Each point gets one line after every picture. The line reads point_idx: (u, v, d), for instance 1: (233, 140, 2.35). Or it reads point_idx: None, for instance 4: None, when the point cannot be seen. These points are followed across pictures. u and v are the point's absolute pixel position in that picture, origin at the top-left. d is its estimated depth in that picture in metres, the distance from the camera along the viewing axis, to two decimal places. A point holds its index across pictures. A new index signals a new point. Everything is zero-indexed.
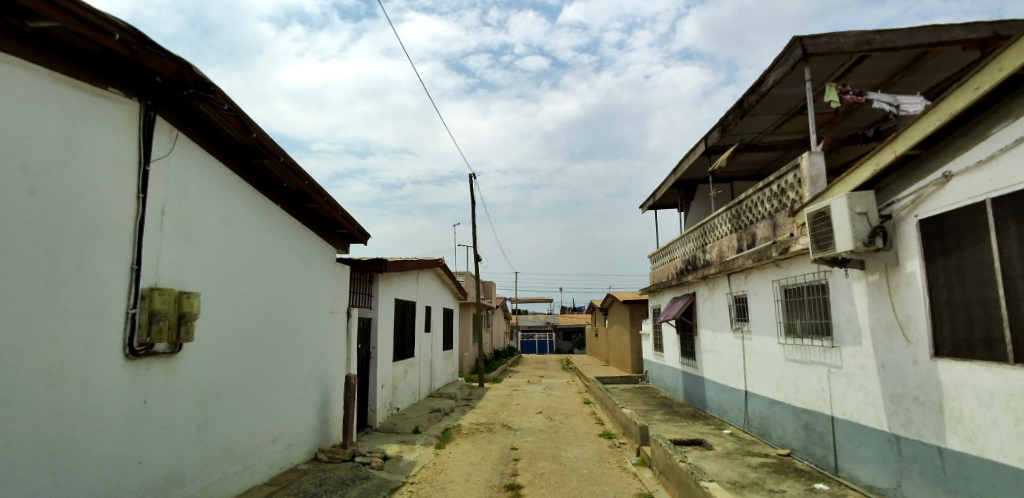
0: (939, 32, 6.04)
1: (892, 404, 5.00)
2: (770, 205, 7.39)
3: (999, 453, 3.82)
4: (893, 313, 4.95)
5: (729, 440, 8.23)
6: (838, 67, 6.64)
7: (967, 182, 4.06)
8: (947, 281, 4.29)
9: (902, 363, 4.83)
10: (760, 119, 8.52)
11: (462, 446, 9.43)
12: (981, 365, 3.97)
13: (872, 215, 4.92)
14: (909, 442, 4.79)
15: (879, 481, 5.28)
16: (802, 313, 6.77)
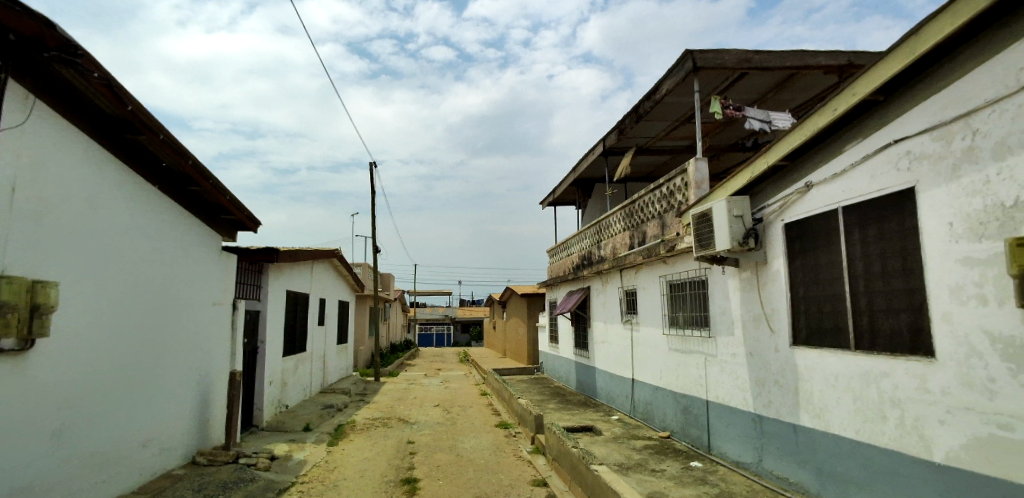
0: (805, 57, 6.84)
1: (757, 387, 5.64)
2: (659, 205, 7.96)
3: (839, 427, 4.47)
4: (760, 306, 5.57)
5: (616, 425, 8.78)
6: (723, 82, 7.29)
7: (824, 191, 4.65)
8: (805, 278, 4.92)
9: (766, 350, 5.46)
10: (654, 125, 9.12)
11: (356, 442, 9.14)
12: (828, 352, 4.60)
13: (746, 217, 5.50)
14: (769, 421, 5.43)
15: (744, 456, 5.92)
16: (684, 307, 7.39)
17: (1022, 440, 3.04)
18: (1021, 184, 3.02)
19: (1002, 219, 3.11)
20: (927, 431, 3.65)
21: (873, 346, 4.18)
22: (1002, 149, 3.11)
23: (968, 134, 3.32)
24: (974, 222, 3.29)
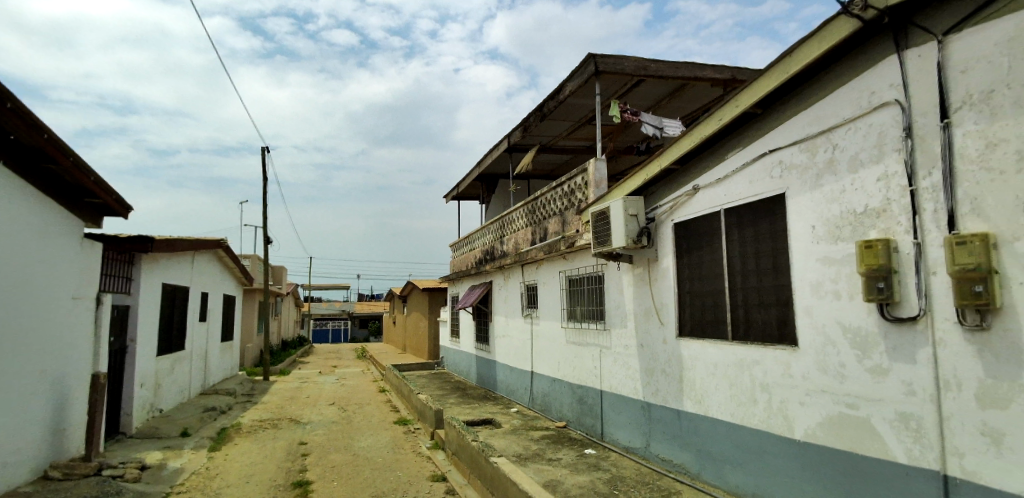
0: (695, 69, 7.34)
1: (646, 377, 5.99)
2: (560, 203, 8.18)
3: (717, 411, 4.86)
4: (651, 301, 5.91)
5: (515, 417, 8.94)
6: (622, 87, 7.63)
7: (708, 194, 5.02)
8: (690, 275, 5.29)
9: (655, 342, 5.82)
10: (557, 124, 9.34)
11: (241, 446, 8.44)
12: (709, 343, 4.98)
13: (640, 217, 5.80)
14: (656, 408, 5.79)
15: (633, 442, 6.26)
16: (582, 301, 7.66)
17: (864, 417, 3.50)
18: (869, 194, 3.45)
19: (854, 224, 3.55)
20: (789, 412, 4.08)
21: (746, 336, 4.59)
22: (856, 162, 3.54)
23: (829, 148, 3.73)
24: (832, 226, 3.71)
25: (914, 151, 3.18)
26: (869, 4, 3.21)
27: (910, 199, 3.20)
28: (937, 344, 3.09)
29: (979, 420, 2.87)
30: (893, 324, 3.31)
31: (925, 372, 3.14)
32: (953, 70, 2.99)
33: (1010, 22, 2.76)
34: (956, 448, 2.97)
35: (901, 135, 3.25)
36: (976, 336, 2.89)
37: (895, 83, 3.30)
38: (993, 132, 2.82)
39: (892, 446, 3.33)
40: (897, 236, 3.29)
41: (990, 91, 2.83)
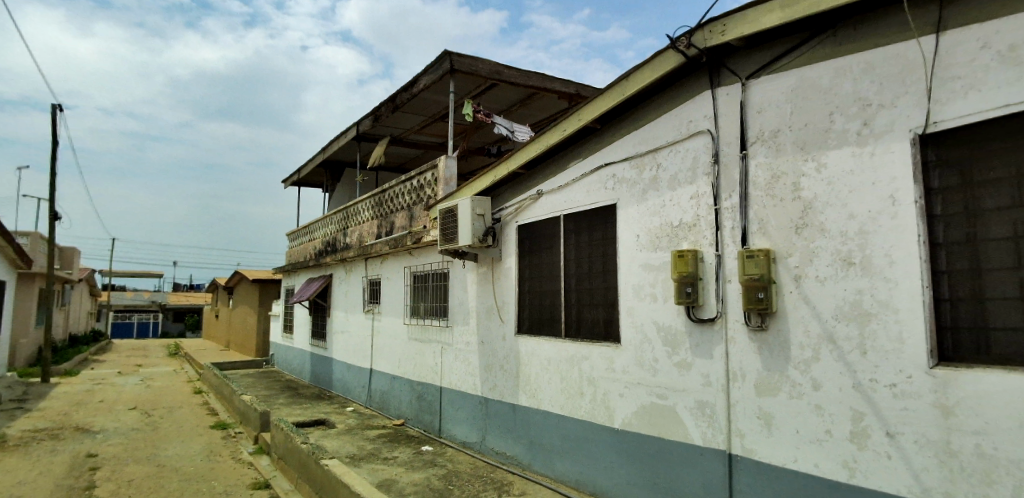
0: (544, 80, 7.70)
1: (485, 373, 6.13)
2: (408, 197, 7.99)
3: (548, 404, 5.15)
4: (493, 299, 6.06)
5: (350, 416, 8.52)
6: (475, 87, 7.70)
7: (550, 200, 5.28)
8: (530, 275, 5.53)
9: (495, 339, 5.98)
10: (409, 117, 9.12)
11: (1, 463, 6.79)
12: (544, 340, 5.25)
13: (487, 217, 5.92)
14: (493, 402, 5.95)
15: (469, 437, 6.36)
16: (425, 297, 7.58)
17: (670, 406, 3.99)
18: (683, 210, 3.93)
19: (670, 236, 4.01)
20: (611, 403, 4.48)
21: (577, 333, 4.93)
22: (675, 181, 4.00)
23: (654, 167, 4.16)
24: (653, 236, 4.15)
25: (719, 176, 3.70)
26: (692, 43, 3.62)
27: (714, 217, 3.72)
28: (729, 341, 3.64)
29: (757, 405, 3.48)
30: (697, 325, 3.81)
31: (719, 365, 3.69)
32: (751, 110, 3.54)
33: (793, 76, 3.35)
34: (739, 430, 3.57)
35: (710, 161, 3.76)
36: (757, 335, 3.49)
37: (708, 115, 3.80)
38: (777, 165, 3.40)
39: (691, 430, 3.85)
40: (703, 248, 3.79)
41: (777, 131, 3.41)
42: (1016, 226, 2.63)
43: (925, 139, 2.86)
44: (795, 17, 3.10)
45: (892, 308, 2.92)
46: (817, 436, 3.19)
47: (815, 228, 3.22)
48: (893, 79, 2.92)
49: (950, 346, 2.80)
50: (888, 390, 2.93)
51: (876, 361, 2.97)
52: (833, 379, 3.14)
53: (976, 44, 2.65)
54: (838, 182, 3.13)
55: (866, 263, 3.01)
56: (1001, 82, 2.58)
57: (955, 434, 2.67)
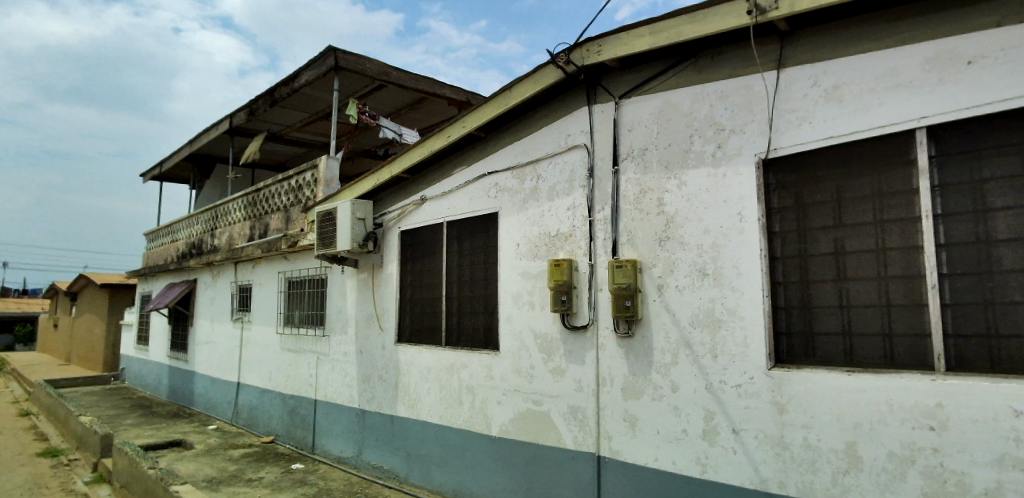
0: (434, 85, 7.62)
1: (362, 384, 5.86)
2: (285, 198, 7.47)
3: (427, 414, 5.03)
4: (372, 307, 5.83)
5: (212, 435, 7.73)
6: (362, 87, 7.43)
7: (433, 206, 5.20)
8: (412, 282, 5.40)
9: (374, 348, 5.74)
10: (289, 113, 8.56)
11: None
12: (424, 348, 5.13)
13: (368, 221, 5.72)
14: (370, 414, 5.70)
15: (345, 452, 6.04)
16: (301, 304, 7.11)
17: (545, 411, 4.08)
18: (560, 220, 4.05)
19: (548, 245, 4.11)
20: (488, 411, 4.48)
21: (457, 342, 4.88)
22: (553, 192, 4.11)
23: (534, 177, 4.25)
24: (531, 245, 4.23)
25: (593, 189, 3.87)
26: (571, 60, 3.75)
27: (588, 228, 3.87)
28: (599, 348, 3.79)
29: (623, 408, 3.66)
30: (570, 332, 3.94)
31: (590, 371, 3.83)
32: (623, 128, 3.75)
33: (660, 99, 3.60)
34: (607, 432, 3.73)
35: (585, 175, 3.91)
36: (624, 341, 3.67)
37: (584, 130, 3.96)
38: (644, 181, 3.62)
39: (563, 435, 3.96)
40: (577, 258, 3.93)
41: (645, 149, 3.64)
42: (835, 242, 3.02)
43: (767, 163, 3.21)
44: (662, 44, 3.33)
45: (738, 315, 3.22)
46: (675, 435, 3.44)
47: (676, 241, 3.47)
48: (743, 107, 3.24)
49: (785, 349, 3.16)
50: (734, 390, 3.22)
51: (725, 364, 3.26)
52: (689, 381, 3.39)
53: (809, 82, 3.02)
54: (695, 200, 3.39)
55: (717, 274, 3.29)
56: (826, 118, 2.96)
57: (787, 428, 3.03)
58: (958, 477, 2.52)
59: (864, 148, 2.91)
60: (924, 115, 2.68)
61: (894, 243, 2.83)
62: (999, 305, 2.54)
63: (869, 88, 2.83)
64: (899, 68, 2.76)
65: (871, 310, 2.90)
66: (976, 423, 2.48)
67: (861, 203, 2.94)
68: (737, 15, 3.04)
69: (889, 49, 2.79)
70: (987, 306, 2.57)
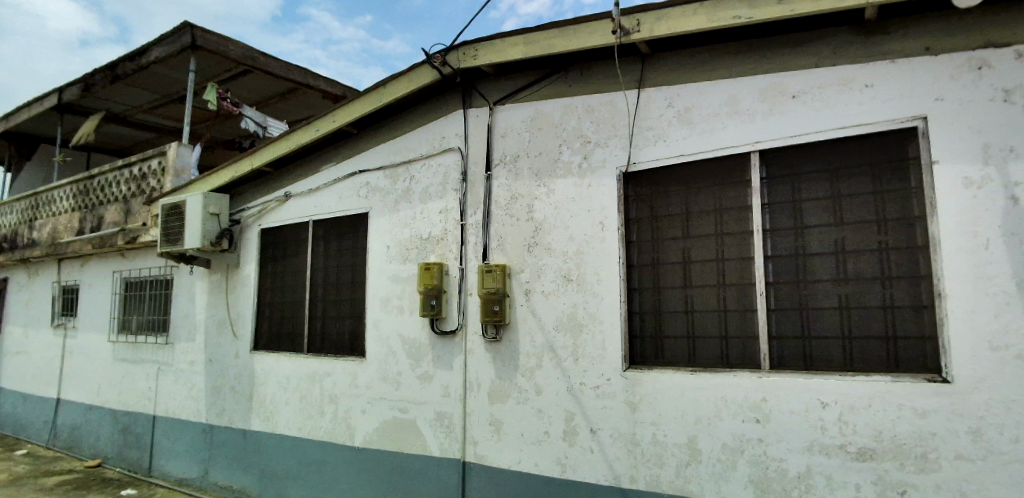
0: (308, 76, 7.20)
1: (211, 396, 5.30)
2: (125, 188, 6.57)
3: (284, 427, 4.67)
4: (225, 311, 5.30)
5: (18, 462, 6.53)
6: (224, 71, 6.79)
7: (298, 204, 4.87)
8: (272, 285, 5.00)
9: (226, 356, 5.22)
10: (135, 93, 7.58)
11: None
12: (283, 356, 4.76)
13: (222, 217, 5.20)
14: (220, 430, 5.16)
15: (188, 473, 5.41)
16: (141, 309, 6.27)
17: (412, 418, 3.98)
18: (432, 223, 3.99)
19: (418, 248, 4.03)
20: (352, 420, 4.26)
21: (321, 348, 4.60)
22: (425, 194, 4.04)
23: (407, 178, 4.15)
24: (402, 248, 4.12)
25: (466, 193, 3.86)
26: (446, 62, 3.70)
27: (459, 232, 3.85)
28: (467, 353, 3.78)
29: (489, 413, 3.68)
30: (439, 337, 3.89)
31: (457, 376, 3.80)
32: (496, 134, 3.79)
33: (532, 108, 3.68)
34: (473, 437, 3.72)
35: (458, 178, 3.89)
36: (492, 345, 3.69)
37: (458, 133, 3.94)
38: (515, 187, 3.68)
39: (430, 442, 3.89)
40: (448, 262, 3.90)
41: (516, 156, 3.70)
42: (683, 252, 3.28)
43: (626, 176, 3.40)
44: (535, 55, 3.40)
45: (598, 320, 3.37)
46: (538, 437, 3.51)
47: (543, 247, 3.56)
48: (606, 122, 3.42)
49: (638, 351, 3.35)
50: (592, 391, 3.36)
51: (585, 367, 3.39)
52: (552, 384, 3.48)
53: (664, 103, 3.26)
54: (561, 207, 3.51)
55: (580, 280, 3.43)
56: (678, 137, 3.22)
57: (638, 425, 3.22)
58: (777, 463, 2.84)
59: (709, 167, 3.19)
60: (756, 140, 3.01)
61: (731, 254, 3.13)
62: (811, 310, 2.91)
63: (714, 113, 3.12)
64: (738, 96, 3.07)
65: (711, 315, 3.18)
66: (792, 414, 2.82)
67: (705, 216, 3.22)
68: (603, 33, 3.19)
69: (730, 79, 3.10)
70: (802, 311, 2.94)
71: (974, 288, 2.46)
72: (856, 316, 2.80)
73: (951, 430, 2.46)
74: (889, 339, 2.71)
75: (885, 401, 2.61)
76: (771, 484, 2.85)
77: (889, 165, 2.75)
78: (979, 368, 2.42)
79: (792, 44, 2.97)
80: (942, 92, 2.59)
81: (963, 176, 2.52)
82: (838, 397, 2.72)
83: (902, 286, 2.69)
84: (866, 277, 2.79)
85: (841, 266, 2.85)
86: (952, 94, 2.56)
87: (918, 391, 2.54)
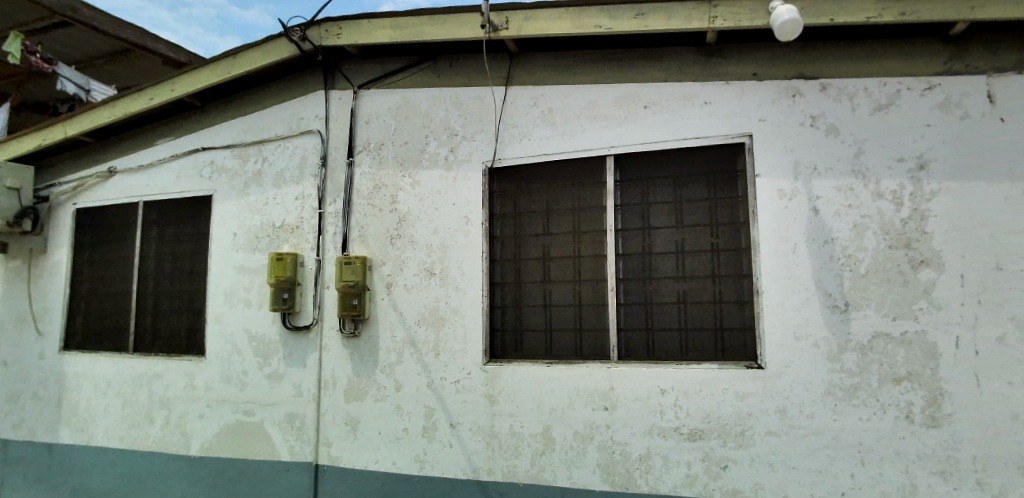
0: (145, 37, 6.36)
1: (6, 405, 4.47)
2: None
3: (103, 438, 4.08)
4: (26, 305, 4.49)
5: None
6: (33, 20, 5.74)
7: (126, 181, 4.28)
8: (91, 275, 4.35)
9: (27, 358, 4.43)
10: None
11: None
12: (103, 357, 4.16)
13: (25, 191, 4.47)
14: (17, 444, 4.38)
15: None
16: None
17: (258, 422, 3.67)
18: (287, 211, 3.72)
19: (270, 237, 3.73)
20: (188, 426, 3.84)
21: (150, 347, 4.08)
22: (280, 179, 3.75)
23: (259, 160, 3.82)
24: (251, 236, 3.79)
25: (325, 179, 3.65)
26: (307, 37, 3.44)
27: (317, 221, 3.63)
28: (322, 349, 3.57)
29: (344, 412, 3.50)
30: (292, 332, 3.63)
31: (310, 374, 3.58)
32: (360, 120, 3.62)
33: (398, 95, 3.56)
34: (326, 439, 3.53)
35: (317, 163, 3.67)
36: (350, 341, 3.52)
37: (319, 116, 3.70)
38: (378, 177, 3.54)
39: (278, 446, 3.62)
40: (304, 252, 3.66)
41: (381, 144, 3.56)
42: (543, 249, 3.37)
43: (492, 172, 3.42)
44: (403, 40, 3.27)
45: (460, 314, 3.35)
46: (396, 434, 3.42)
47: (406, 240, 3.46)
48: (473, 115, 3.41)
49: (499, 345, 3.39)
50: (452, 386, 3.34)
51: (446, 361, 3.36)
52: (412, 380, 3.40)
53: (530, 101, 3.32)
54: (426, 200, 3.44)
55: (443, 274, 3.39)
56: (542, 136, 3.30)
57: (496, 418, 3.26)
58: (621, 447, 3.04)
59: (569, 167, 3.31)
60: (612, 145, 3.18)
61: (587, 251, 3.28)
62: (655, 305, 3.14)
63: (575, 116, 3.25)
64: (597, 102, 3.22)
65: (567, 309, 3.30)
66: (636, 401, 3.03)
67: (564, 215, 3.34)
68: (473, 26, 3.15)
69: (591, 85, 3.23)
70: (647, 306, 3.16)
71: (784, 285, 2.82)
72: (693, 310, 3.07)
73: (763, 409, 2.81)
74: (718, 330, 3.00)
75: (713, 386, 2.90)
76: (615, 467, 3.04)
77: (722, 175, 3.05)
78: (785, 355, 2.79)
79: (646, 57, 3.17)
80: (764, 114, 2.93)
81: (778, 188, 2.88)
82: (675, 384, 2.97)
83: (729, 283, 3.00)
84: (701, 275, 3.06)
85: (681, 265, 3.11)
86: (773, 117, 2.91)
87: (739, 376, 2.86)
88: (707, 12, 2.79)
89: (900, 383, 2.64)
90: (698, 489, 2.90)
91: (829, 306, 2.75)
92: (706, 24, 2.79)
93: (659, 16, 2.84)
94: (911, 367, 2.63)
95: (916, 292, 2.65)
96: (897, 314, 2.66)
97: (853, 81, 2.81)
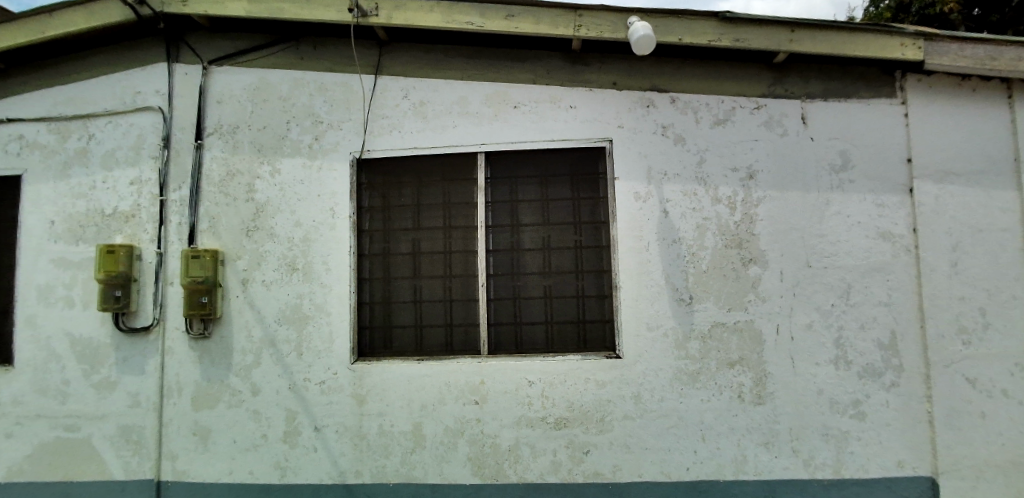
0: None
1: None
2: None
3: None
4: None
5: None
6: None
7: None
8: None
9: None
10: None
11: None
12: None
13: None
14: None
15: None
16: None
17: (83, 438, 3.21)
18: (119, 196, 3.30)
19: (98, 226, 3.28)
20: None
21: None
22: (109, 159, 3.32)
23: (83, 136, 3.34)
24: (73, 225, 3.30)
25: (167, 163, 3.29)
26: (145, 2, 3.05)
27: (158, 209, 3.26)
28: (163, 352, 3.21)
29: (192, 421, 3.18)
30: (124, 334, 3.22)
31: (149, 381, 3.20)
32: (210, 99, 3.30)
33: (255, 75, 3.30)
34: (170, 452, 3.18)
35: (158, 144, 3.30)
36: (198, 343, 3.20)
37: (160, 91, 3.33)
38: (232, 163, 3.26)
39: (109, 464, 3.20)
40: (141, 244, 3.26)
41: (236, 127, 3.28)
42: (412, 244, 3.33)
43: (360, 163, 3.30)
44: (261, 17, 3.04)
45: (324, 311, 3.19)
46: (254, 441, 3.17)
47: (264, 232, 3.23)
48: (340, 102, 3.26)
49: (367, 343, 3.28)
50: (317, 387, 3.17)
51: (309, 361, 3.18)
52: (271, 383, 3.18)
53: (400, 93, 3.26)
54: (288, 190, 3.23)
55: (307, 269, 3.21)
56: (413, 129, 3.25)
57: (365, 418, 3.15)
58: (491, 439, 3.09)
59: (440, 162, 3.30)
60: (483, 142, 3.22)
61: (457, 247, 3.29)
62: (523, 299, 3.23)
63: (446, 111, 3.24)
64: (467, 98, 3.23)
65: (437, 305, 3.29)
66: (504, 393, 3.08)
67: (435, 210, 3.32)
68: (339, 9, 3.01)
69: (462, 81, 3.24)
70: (515, 300, 3.24)
71: (638, 280, 3.05)
72: (558, 304, 3.20)
73: (620, 396, 3.02)
74: (581, 322, 3.17)
75: (576, 376, 3.06)
76: (486, 460, 3.08)
77: (585, 176, 3.23)
78: (639, 345, 3.02)
79: (514, 58, 3.24)
80: (622, 121, 3.14)
81: (633, 190, 3.10)
82: (541, 375, 3.08)
83: (590, 278, 3.18)
84: (566, 270, 3.21)
85: (547, 260, 3.24)
86: (629, 124, 3.14)
87: (598, 366, 3.04)
88: (572, 20, 2.93)
89: (733, 367, 2.98)
90: (563, 475, 3.04)
91: (676, 299, 3.02)
92: (571, 32, 2.93)
93: (528, 20, 2.93)
94: (741, 352, 2.99)
95: (746, 286, 3.01)
96: (730, 305, 3.00)
97: (696, 96, 3.11)
